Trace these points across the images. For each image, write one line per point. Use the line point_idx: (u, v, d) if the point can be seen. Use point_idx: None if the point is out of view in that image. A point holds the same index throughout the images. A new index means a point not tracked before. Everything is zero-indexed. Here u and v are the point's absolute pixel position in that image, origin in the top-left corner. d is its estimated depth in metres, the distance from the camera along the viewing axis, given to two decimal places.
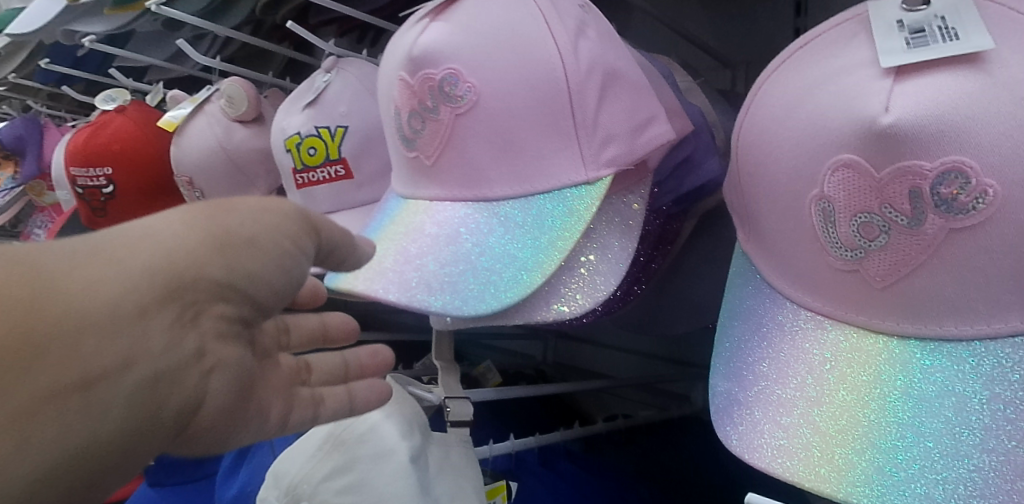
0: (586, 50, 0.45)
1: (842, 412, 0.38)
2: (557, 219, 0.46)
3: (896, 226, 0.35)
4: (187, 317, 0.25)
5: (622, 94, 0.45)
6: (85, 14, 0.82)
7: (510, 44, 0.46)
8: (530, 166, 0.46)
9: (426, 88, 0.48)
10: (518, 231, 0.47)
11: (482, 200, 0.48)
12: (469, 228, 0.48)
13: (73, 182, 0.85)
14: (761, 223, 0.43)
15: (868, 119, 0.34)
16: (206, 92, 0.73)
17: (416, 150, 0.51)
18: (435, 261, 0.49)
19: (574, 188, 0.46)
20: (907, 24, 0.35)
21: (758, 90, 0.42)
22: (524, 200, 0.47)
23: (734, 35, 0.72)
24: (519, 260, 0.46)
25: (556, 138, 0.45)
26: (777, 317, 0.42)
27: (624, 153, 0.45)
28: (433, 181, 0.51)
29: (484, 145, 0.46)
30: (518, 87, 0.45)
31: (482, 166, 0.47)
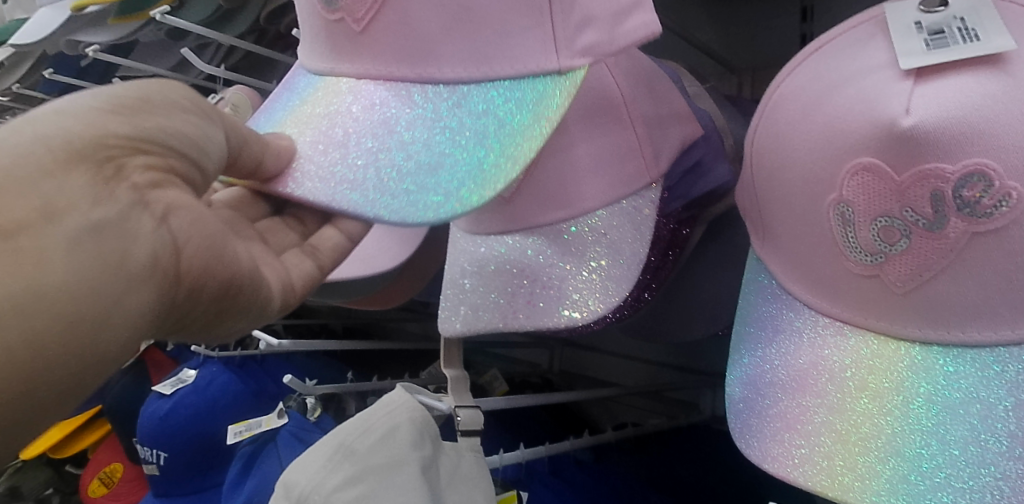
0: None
1: (864, 420, 0.37)
2: (518, 107, 0.38)
3: (916, 229, 0.34)
4: (109, 171, 0.26)
5: None
6: (89, 24, 0.83)
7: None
8: (494, 41, 0.37)
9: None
10: (470, 128, 0.39)
11: (427, 81, 0.39)
12: (408, 116, 0.39)
13: None
14: (779, 229, 0.42)
15: (889, 121, 0.34)
16: (211, 101, 0.72)
17: (339, 10, 0.39)
18: (368, 156, 0.39)
19: (529, 77, 0.38)
20: (926, 25, 0.34)
21: (773, 92, 0.42)
22: (474, 86, 0.39)
23: (740, 41, 0.71)
24: (472, 159, 0.38)
25: (529, 10, 0.37)
26: (794, 322, 0.42)
27: (602, 41, 0.38)
28: (364, 53, 0.40)
29: (432, 9, 0.37)
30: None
31: (429, 36, 0.38)
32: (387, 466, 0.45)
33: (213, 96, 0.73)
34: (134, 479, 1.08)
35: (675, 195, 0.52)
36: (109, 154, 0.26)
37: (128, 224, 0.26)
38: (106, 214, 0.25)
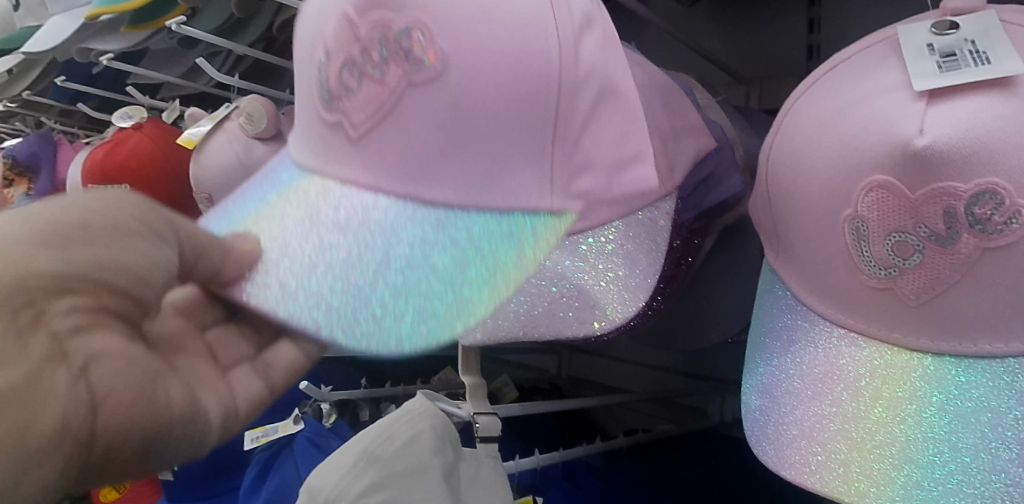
0: (587, 53, 0.40)
1: (878, 428, 0.39)
2: (502, 241, 0.40)
3: (930, 245, 0.36)
4: (30, 319, 0.19)
5: (612, 120, 0.41)
6: (101, 32, 0.84)
7: (496, 17, 0.38)
8: (490, 174, 0.39)
9: (376, 37, 0.37)
10: (450, 252, 0.39)
11: (414, 198, 0.39)
12: (389, 232, 0.38)
13: None
14: (794, 241, 0.43)
15: (903, 141, 0.35)
16: (225, 110, 0.73)
17: (338, 114, 0.39)
18: (341, 273, 0.38)
19: (516, 212, 0.40)
20: (938, 48, 0.36)
21: (789, 110, 0.43)
22: (461, 213, 0.39)
23: (748, 51, 0.72)
24: (447, 287, 0.39)
25: (534, 151, 0.40)
26: (809, 332, 0.43)
27: (596, 187, 0.42)
28: (351, 158, 0.39)
29: (435, 132, 0.37)
30: (494, 73, 0.37)
31: (428, 157, 0.38)
32: (412, 471, 0.47)
33: (227, 105, 0.74)
34: (143, 483, 1.08)
35: (689, 206, 0.54)
36: (30, 298, 0.19)
37: (41, 385, 0.18)
38: (19, 378, 0.18)
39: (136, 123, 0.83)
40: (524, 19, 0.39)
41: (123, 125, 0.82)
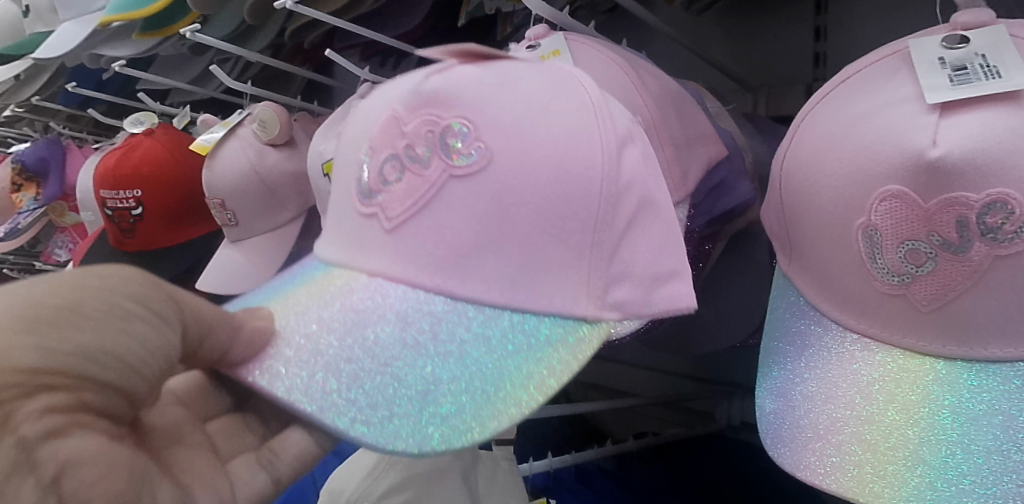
0: (629, 163, 0.37)
1: (892, 431, 0.38)
2: (535, 354, 0.34)
3: (942, 253, 0.37)
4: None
5: (651, 227, 0.37)
6: (113, 38, 0.85)
7: (545, 116, 0.36)
8: (527, 273, 0.35)
9: (423, 133, 0.37)
10: (476, 356, 0.34)
11: (444, 293, 0.34)
12: (415, 328, 0.34)
13: (101, 204, 0.91)
14: (808, 249, 0.44)
15: (916, 152, 0.36)
16: (239, 116, 0.74)
17: (375, 204, 0.37)
18: (356, 370, 0.33)
19: (553, 318, 0.35)
20: (949, 61, 0.37)
21: (801, 121, 0.44)
22: (494, 313, 0.35)
23: (754, 59, 0.74)
24: (468, 397, 0.33)
25: (574, 252, 0.35)
26: (822, 338, 0.44)
27: (632, 301, 0.36)
28: (379, 251, 0.36)
29: (469, 226, 0.35)
30: (540, 167, 0.35)
31: (461, 253, 0.34)
32: (427, 476, 0.48)
33: (240, 111, 0.75)
34: None
35: (702, 212, 0.54)
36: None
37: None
38: None
39: (148, 129, 0.89)
40: (571, 118, 0.37)
41: (137, 131, 0.89)
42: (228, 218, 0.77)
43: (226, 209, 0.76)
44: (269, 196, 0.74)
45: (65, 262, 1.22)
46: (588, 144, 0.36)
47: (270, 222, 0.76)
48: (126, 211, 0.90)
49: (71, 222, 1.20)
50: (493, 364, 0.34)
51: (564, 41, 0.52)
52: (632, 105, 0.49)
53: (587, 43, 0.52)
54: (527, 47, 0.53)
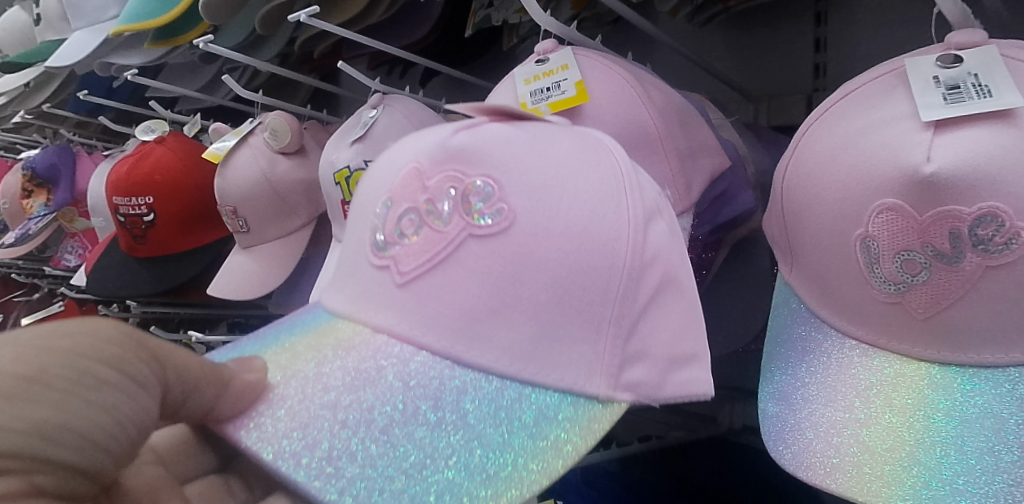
0: (656, 238, 0.39)
1: (889, 433, 0.40)
2: (541, 431, 0.35)
3: (936, 262, 0.39)
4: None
5: (671, 313, 0.38)
6: (122, 46, 0.88)
7: (571, 184, 0.37)
8: (543, 344, 0.35)
9: (444, 189, 0.38)
10: (478, 429, 0.34)
11: (451, 358, 0.35)
12: (418, 394, 0.34)
13: (116, 211, 0.98)
14: (808, 259, 0.46)
15: (911, 167, 0.38)
16: (250, 125, 0.76)
17: (389, 257, 0.38)
18: (351, 436, 0.33)
19: (563, 395, 0.35)
20: (943, 80, 0.39)
21: (803, 136, 0.46)
22: (500, 384, 0.35)
23: (756, 71, 0.76)
24: (463, 473, 0.33)
25: (592, 325, 0.36)
26: (823, 344, 0.46)
27: (648, 382, 0.36)
28: (390, 305, 0.36)
29: (483, 283, 0.35)
30: (559, 234, 0.36)
31: (475, 309, 0.35)
32: None
33: (251, 119, 0.77)
34: None
35: (705, 221, 0.56)
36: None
37: None
38: None
39: (160, 137, 0.96)
40: (597, 189, 0.38)
41: (148, 139, 0.95)
42: (239, 225, 0.79)
43: (237, 216, 0.79)
44: (280, 203, 0.76)
45: (75, 267, 1.24)
46: (610, 219, 0.37)
47: (281, 229, 0.78)
48: (138, 217, 0.96)
49: (80, 227, 1.24)
50: (497, 442, 0.34)
51: (572, 56, 0.53)
52: (638, 119, 0.51)
53: (594, 57, 0.54)
54: (536, 62, 0.55)
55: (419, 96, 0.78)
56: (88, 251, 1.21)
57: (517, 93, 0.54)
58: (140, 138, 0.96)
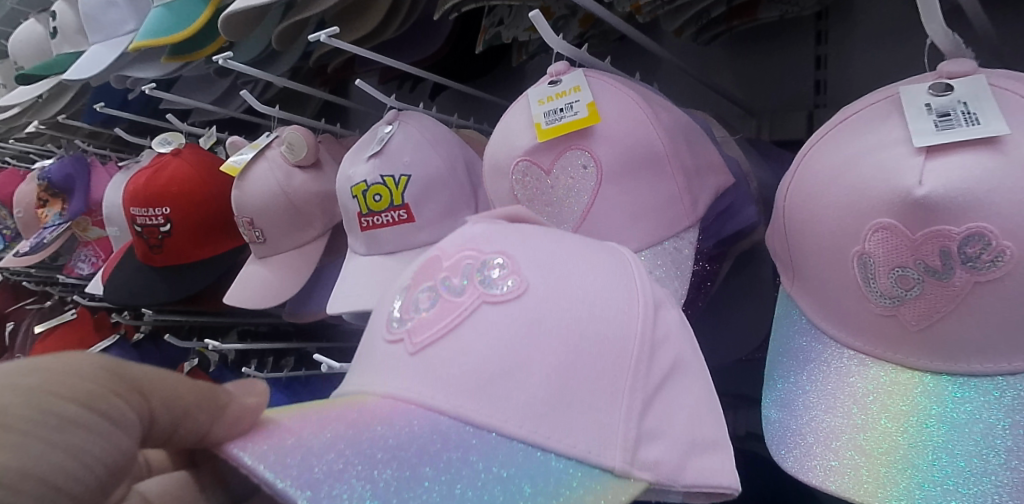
0: (665, 323, 0.41)
1: (885, 438, 0.43)
2: (554, 493, 0.34)
3: (927, 278, 0.42)
4: None
5: (681, 397, 0.39)
6: (139, 60, 0.95)
7: (580, 265, 0.41)
8: (555, 404, 0.36)
9: (463, 266, 0.43)
10: (489, 482, 0.34)
11: (459, 417, 0.35)
12: (431, 443, 0.35)
13: (133, 222, 1.04)
14: (809, 274, 0.49)
15: (904, 190, 0.41)
16: (267, 139, 0.86)
17: (404, 332, 0.40)
18: (358, 472, 0.32)
19: (575, 463, 0.35)
20: (934, 108, 0.41)
21: (803, 158, 0.49)
22: (512, 444, 0.35)
23: (758, 87, 0.79)
24: None
25: (608, 394, 0.37)
26: (822, 353, 0.49)
27: (664, 460, 0.37)
28: (403, 373, 0.38)
29: (494, 341, 0.37)
30: (567, 304, 0.39)
31: (485, 360, 0.37)
32: None
33: (267, 134, 0.87)
34: None
35: (710, 234, 0.58)
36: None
37: None
38: None
39: (176, 149, 1.03)
40: (606, 276, 0.41)
41: (164, 150, 1.02)
42: (255, 236, 0.88)
43: (254, 228, 0.87)
44: (297, 214, 0.85)
45: (87, 275, 1.26)
46: (617, 297, 0.40)
47: (295, 241, 0.87)
48: (155, 228, 1.02)
49: (94, 235, 1.28)
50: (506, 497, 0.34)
51: (584, 78, 0.56)
52: (647, 138, 0.53)
53: (605, 79, 0.57)
54: (549, 83, 0.57)
55: (431, 111, 0.81)
56: (101, 259, 1.25)
57: (531, 114, 0.56)
58: (157, 149, 1.03)
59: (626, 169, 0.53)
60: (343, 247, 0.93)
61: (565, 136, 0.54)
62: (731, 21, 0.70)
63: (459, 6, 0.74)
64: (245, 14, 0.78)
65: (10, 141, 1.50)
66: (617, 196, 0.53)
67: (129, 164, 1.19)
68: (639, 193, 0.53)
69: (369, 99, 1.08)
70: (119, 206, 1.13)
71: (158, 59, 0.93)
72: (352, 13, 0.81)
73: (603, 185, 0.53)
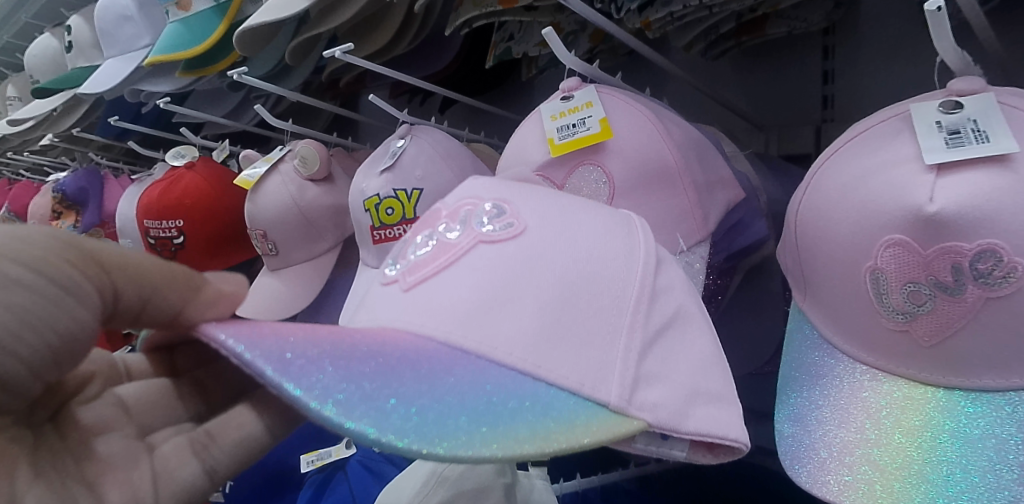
0: (668, 277, 0.42)
1: (898, 453, 0.43)
2: (543, 412, 0.33)
3: (939, 293, 0.42)
4: None
5: (678, 350, 0.39)
6: (152, 74, 0.98)
7: (579, 214, 0.43)
8: (547, 335, 0.36)
9: (462, 212, 0.45)
10: (472, 393, 0.33)
11: (449, 344, 0.36)
12: (416, 356, 0.35)
13: (147, 233, 1.08)
14: (820, 288, 0.49)
15: (916, 207, 0.41)
16: (281, 153, 0.88)
17: (399, 274, 0.43)
18: (337, 360, 0.33)
19: (569, 394, 0.34)
20: (945, 125, 0.42)
21: (816, 172, 0.50)
22: (506, 370, 0.35)
23: (767, 101, 0.80)
24: (449, 416, 0.32)
25: (605, 332, 0.37)
26: (834, 368, 0.49)
27: (664, 403, 0.36)
28: (398, 306, 0.39)
29: (486, 276, 0.39)
30: (561, 244, 0.40)
31: (478, 297, 0.38)
32: (474, 493, 0.61)
33: (280, 148, 0.89)
34: None
35: (721, 248, 0.59)
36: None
37: None
38: None
39: (189, 162, 1.06)
40: (605, 222, 0.43)
41: (178, 163, 1.05)
42: (268, 248, 0.90)
43: (267, 240, 0.90)
44: (309, 227, 0.87)
45: None
46: (611, 240, 0.42)
47: (308, 252, 0.89)
48: (168, 240, 1.05)
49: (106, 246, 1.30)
50: (492, 399, 0.33)
51: (595, 94, 0.57)
52: (658, 153, 0.54)
53: (616, 95, 0.58)
54: (561, 99, 0.58)
55: (442, 125, 0.82)
56: None
57: (543, 129, 0.57)
58: (171, 163, 1.05)
59: (638, 183, 0.53)
60: (354, 259, 0.94)
61: (576, 152, 0.55)
62: (740, 35, 0.71)
63: (470, 21, 0.75)
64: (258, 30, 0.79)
65: (25, 154, 1.52)
66: (630, 210, 0.53)
67: (142, 177, 1.21)
68: (652, 208, 0.53)
69: (380, 113, 1.10)
70: (132, 218, 1.14)
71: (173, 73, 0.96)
72: (365, 29, 0.83)
73: (616, 199, 0.53)
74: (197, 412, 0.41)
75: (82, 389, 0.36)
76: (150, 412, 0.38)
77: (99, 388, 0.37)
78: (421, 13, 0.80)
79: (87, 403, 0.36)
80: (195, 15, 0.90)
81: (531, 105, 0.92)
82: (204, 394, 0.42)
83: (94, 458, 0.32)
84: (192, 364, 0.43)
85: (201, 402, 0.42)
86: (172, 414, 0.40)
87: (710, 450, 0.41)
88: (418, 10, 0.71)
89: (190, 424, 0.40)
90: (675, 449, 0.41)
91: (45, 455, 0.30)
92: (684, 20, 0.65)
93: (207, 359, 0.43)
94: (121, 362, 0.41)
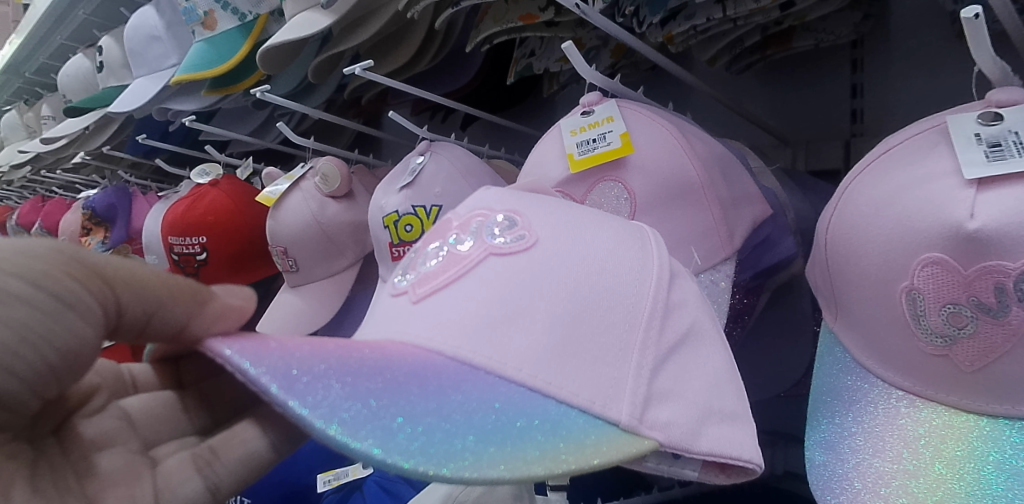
0: (682, 292, 0.41)
1: (938, 486, 0.41)
2: (553, 431, 0.32)
3: (983, 315, 0.40)
4: None
5: (694, 368, 0.37)
6: (179, 95, 1.01)
7: (592, 227, 0.42)
8: (557, 353, 0.35)
9: (474, 222, 0.45)
10: (481, 411, 0.33)
11: (455, 357, 0.35)
12: (424, 372, 0.34)
13: (171, 250, 1.09)
14: (853, 304, 0.47)
15: (955, 224, 0.39)
16: (303, 170, 0.88)
17: (410, 286, 0.42)
18: (344, 377, 0.33)
19: (579, 413, 0.33)
20: (984, 138, 0.40)
21: (848, 185, 0.48)
22: (515, 386, 0.34)
23: (793, 114, 0.78)
24: (463, 441, 0.31)
25: (619, 349, 0.36)
26: (869, 393, 0.47)
27: (676, 423, 0.34)
28: (407, 319, 0.39)
29: (496, 289, 0.38)
30: (573, 257, 0.40)
31: (486, 312, 0.37)
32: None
33: (302, 165, 0.90)
34: None
35: (748, 265, 0.57)
36: None
37: None
38: None
39: (214, 179, 1.08)
40: (618, 235, 0.42)
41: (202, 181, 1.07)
42: (289, 265, 0.92)
43: (288, 257, 0.91)
44: (329, 243, 0.88)
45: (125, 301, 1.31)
46: (625, 255, 0.41)
47: (328, 268, 0.90)
48: (192, 256, 1.06)
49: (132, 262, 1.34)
50: (507, 422, 0.32)
51: (617, 109, 0.56)
52: (680, 168, 0.53)
53: (637, 110, 0.57)
54: (581, 113, 0.58)
55: (463, 142, 0.81)
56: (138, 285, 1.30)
57: (564, 144, 0.57)
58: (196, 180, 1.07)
59: (661, 199, 0.52)
60: (375, 276, 0.94)
61: (598, 166, 0.54)
62: (766, 49, 0.70)
63: (491, 37, 0.75)
64: (282, 49, 0.81)
65: (58, 172, 1.58)
66: (652, 226, 0.52)
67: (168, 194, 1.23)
68: (674, 223, 0.52)
69: (400, 130, 1.11)
70: (157, 234, 1.16)
71: (199, 92, 0.99)
72: (386, 48, 0.84)
73: (638, 215, 0.52)
74: (202, 426, 0.41)
75: (88, 401, 0.37)
76: (155, 426, 0.38)
77: (105, 400, 0.38)
78: (441, 31, 0.80)
79: (90, 417, 0.36)
80: (221, 34, 0.92)
81: (552, 121, 0.92)
82: (208, 405, 0.42)
83: (96, 474, 0.32)
84: (198, 377, 0.43)
85: (206, 416, 0.42)
86: (177, 427, 0.40)
87: (722, 470, 0.39)
88: (440, 27, 0.72)
89: (194, 438, 0.40)
90: (687, 468, 0.39)
91: (45, 472, 0.30)
92: (707, 34, 0.64)
93: (211, 372, 0.42)
94: (127, 373, 0.42)
